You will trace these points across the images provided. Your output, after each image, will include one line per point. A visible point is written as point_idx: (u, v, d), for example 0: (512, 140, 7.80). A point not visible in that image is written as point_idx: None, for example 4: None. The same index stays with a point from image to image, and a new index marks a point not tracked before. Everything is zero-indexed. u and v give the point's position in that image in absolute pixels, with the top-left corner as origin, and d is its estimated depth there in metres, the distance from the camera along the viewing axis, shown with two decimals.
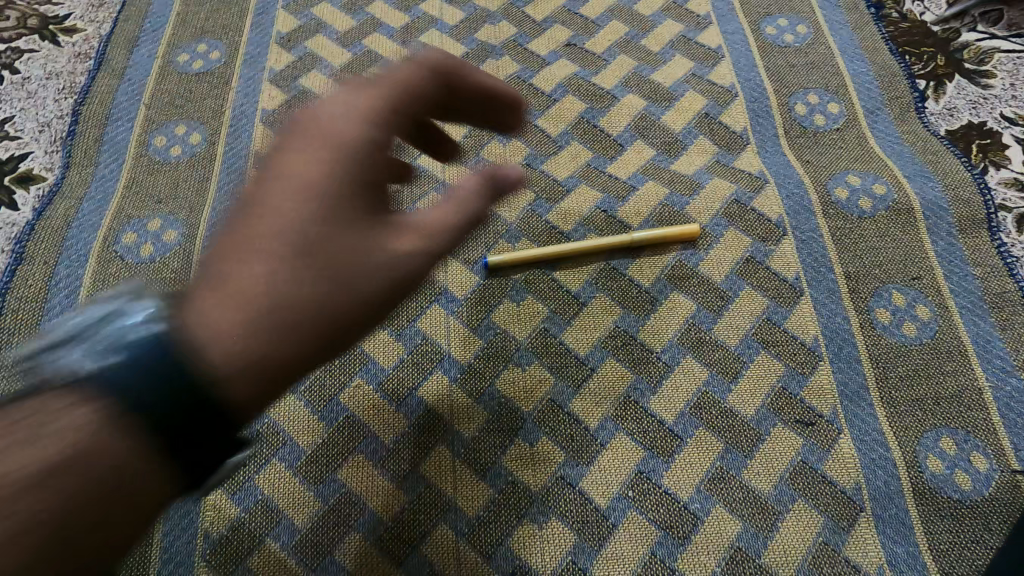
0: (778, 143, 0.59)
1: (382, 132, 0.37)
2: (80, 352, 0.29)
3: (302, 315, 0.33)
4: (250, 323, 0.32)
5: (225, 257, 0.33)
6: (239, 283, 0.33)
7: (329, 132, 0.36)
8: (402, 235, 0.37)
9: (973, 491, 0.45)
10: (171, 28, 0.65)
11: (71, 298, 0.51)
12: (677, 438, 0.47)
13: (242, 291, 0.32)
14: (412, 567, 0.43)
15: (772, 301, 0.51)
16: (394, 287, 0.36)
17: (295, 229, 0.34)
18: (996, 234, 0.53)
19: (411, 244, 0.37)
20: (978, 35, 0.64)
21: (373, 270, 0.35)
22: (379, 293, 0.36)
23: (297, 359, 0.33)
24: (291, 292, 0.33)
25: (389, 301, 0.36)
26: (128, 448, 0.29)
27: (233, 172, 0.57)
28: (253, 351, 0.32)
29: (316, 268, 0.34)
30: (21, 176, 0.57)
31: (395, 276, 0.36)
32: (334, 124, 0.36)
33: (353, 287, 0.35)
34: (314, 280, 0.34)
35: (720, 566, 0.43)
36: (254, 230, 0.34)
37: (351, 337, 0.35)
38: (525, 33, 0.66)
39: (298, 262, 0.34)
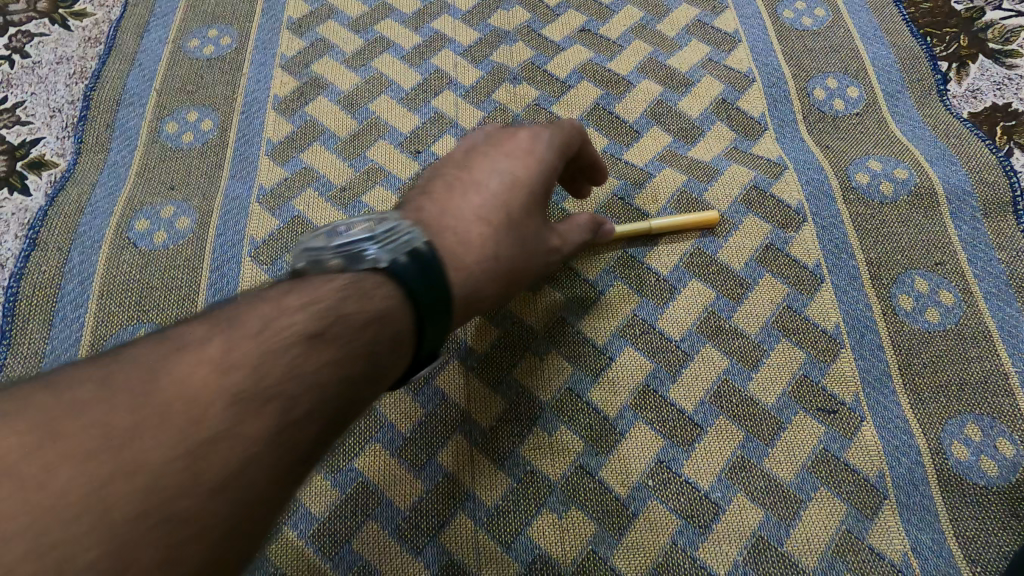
0: (797, 128, 0.58)
1: (563, 153, 0.47)
2: (374, 249, 0.36)
3: (504, 261, 0.42)
4: (478, 265, 0.41)
5: (445, 212, 0.42)
6: (452, 246, 0.40)
7: (532, 156, 0.46)
8: (552, 232, 0.47)
9: (999, 479, 0.44)
10: (182, 13, 0.65)
11: (85, 285, 0.51)
12: (697, 426, 0.46)
13: (463, 243, 0.40)
14: (430, 556, 0.43)
15: (793, 288, 0.51)
16: (534, 267, 0.45)
17: (510, 205, 0.44)
18: (1021, 217, 0.52)
19: (555, 243, 0.47)
20: (1002, 16, 0.63)
21: (534, 245, 0.45)
22: (530, 266, 0.45)
23: (479, 299, 0.41)
24: (498, 249, 0.42)
25: (531, 275, 0.45)
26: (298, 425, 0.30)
27: (245, 159, 0.57)
28: (474, 275, 0.40)
29: (513, 232, 0.43)
30: (33, 161, 0.57)
31: (537, 262, 0.45)
32: (531, 148, 0.46)
33: (525, 257, 0.44)
34: (509, 241, 0.43)
35: (743, 554, 0.43)
36: (478, 207, 0.43)
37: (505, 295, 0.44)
38: (539, 18, 0.65)
39: (501, 229, 0.42)
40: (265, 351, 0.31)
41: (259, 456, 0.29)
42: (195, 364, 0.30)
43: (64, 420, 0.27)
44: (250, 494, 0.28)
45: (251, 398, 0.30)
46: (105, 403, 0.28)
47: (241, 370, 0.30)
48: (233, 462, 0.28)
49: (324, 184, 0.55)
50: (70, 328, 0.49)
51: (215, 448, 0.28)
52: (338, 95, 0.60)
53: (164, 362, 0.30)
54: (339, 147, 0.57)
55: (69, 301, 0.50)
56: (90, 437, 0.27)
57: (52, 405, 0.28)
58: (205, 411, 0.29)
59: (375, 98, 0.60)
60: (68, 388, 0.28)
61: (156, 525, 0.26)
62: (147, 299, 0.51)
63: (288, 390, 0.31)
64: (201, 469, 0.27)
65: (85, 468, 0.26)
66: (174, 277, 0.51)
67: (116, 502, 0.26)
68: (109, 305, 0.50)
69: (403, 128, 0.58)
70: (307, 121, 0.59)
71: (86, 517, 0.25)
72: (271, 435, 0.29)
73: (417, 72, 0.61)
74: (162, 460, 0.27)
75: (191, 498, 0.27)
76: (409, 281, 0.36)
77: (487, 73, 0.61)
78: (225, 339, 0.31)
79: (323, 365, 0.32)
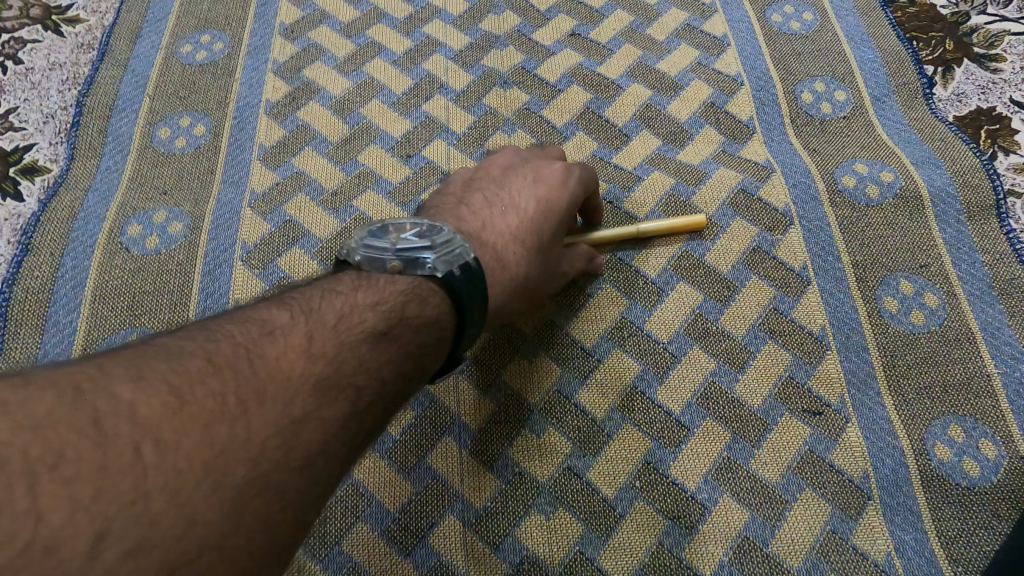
0: (785, 131, 0.59)
1: (585, 189, 0.50)
2: (430, 256, 0.38)
3: (531, 281, 0.45)
4: (508, 283, 0.43)
5: (485, 228, 0.44)
6: (492, 265, 0.43)
7: (565, 188, 0.48)
8: (567, 261, 0.49)
9: (981, 479, 0.44)
10: (174, 19, 0.65)
11: (77, 290, 0.51)
12: (683, 428, 0.47)
13: (501, 260, 0.43)
14: (419, 557, 0.44)
15: (779, 291, 0.51)
16: (548, 290, 0.48)
17: (543, 230, 0.47)
18: (1005, 220, 0.53)
19: (567, 271, 0.49)
20: (988, 20, 0.63)
21: (554, 270, 0.48)
22: (546, 290, 0.48)
23: (501, 315, 0.44)
24: (529, 272, 0.45)
25: (543, 297, 0.48)
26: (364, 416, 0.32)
27: (237, 163, 0.57)
28: (504, 293, 0.43)
29: (542, 255, 0.46)
30: (26, 167, 0.58)
31: (550, 288, 0.48)
32: (564, 179, 0.49)
33: (544, 280, 0.47)
34: (536, 265, 0.45)
35: (728, 554, 0.43)
36: (515, 229, 0.45)
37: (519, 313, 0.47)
38: (529, 22, 0.65)
39: (531, 254, 0.45)
40: (344, 342, 0.33)
41: (341, 439, 0.31)
42: (287, 348, 0.31)
43: (184, 385, 0.28)
44: (331, 473, 0.30)
45: (334, 386, 0.31)
46: (217, 376, 0.29)
47: (325, 361, 0.32)
48: (320, 444, 0.30)
49: (315, 189, 0.56)
50: (62, 332, 0.50)
51: (308, 429, 0.29)
52: (330, 100, 0.60)
53: (261, 342, 0.31)
54: (331, 151, 0.58)
55: (62, 306, 0.51)
56: (207, 406, 0.27)
57: (171, 370, 0.28)
58: (298, 392, 0.30)
59: (367, 103, 0.60)
60: (177, 356, 0.29)
61: (262, 494, 0.27)
62: (139, 303, 0.51)
63: (361, 380, 0.32)
64: (298, 445, 0.29)
65: (207, 434, 0.27)
66: (166, 281, 0.52)
67: (231, 471, 0.27)
68: (101, 309, 0.51)
69: (394, 132, 0.59)
70: (299, 126, 0.59)
71: (209, 482, 0.26)
72: (350, 421, 0.31)
73: (408, 77, 0.62)
74: (269, 433, 0.28)
75: (290, 472, 0.28)
76: (457, 297, 0.37)
77: (477, 78, 0.62)
78: (309, 327, 0.32)
79: (390, 359, 0.34)
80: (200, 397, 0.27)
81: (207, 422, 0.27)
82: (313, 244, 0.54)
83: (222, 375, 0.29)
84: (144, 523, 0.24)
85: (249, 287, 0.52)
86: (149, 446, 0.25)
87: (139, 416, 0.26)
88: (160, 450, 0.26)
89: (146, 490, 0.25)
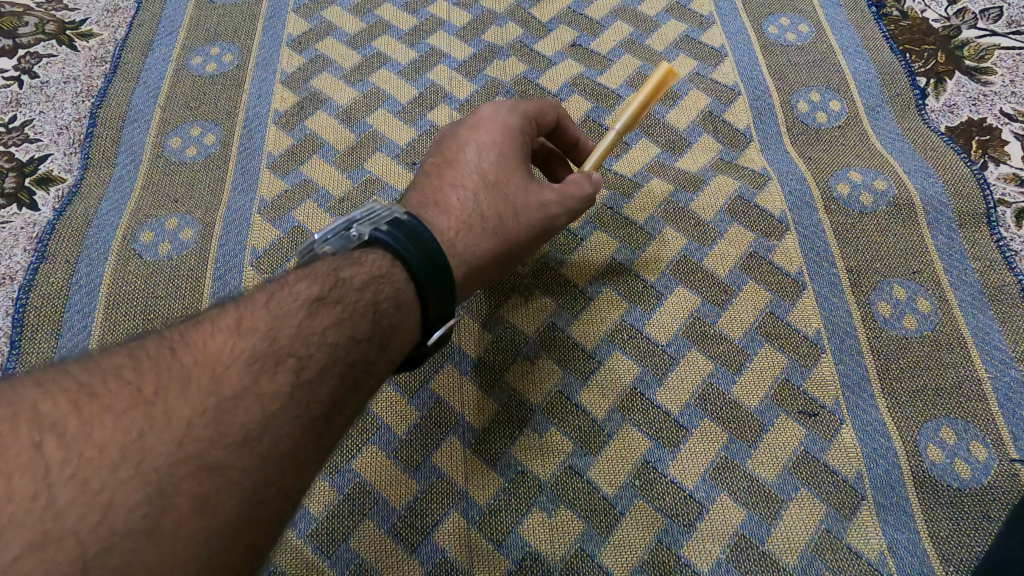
0: (781, 140, 0.60)
1: (532, 118, 0.48)
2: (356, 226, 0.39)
3: (487, 220, 0.44)
4: (461, 231, 0.43)
5: (427, 191, 0.46)
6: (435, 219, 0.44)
7: (497, 121, 0.47)
8: (547, 188, 0.47)
9: (972, 480, 0.46)
10: (185, 32, 0.67)
11: (91, 295, 0.53)
12: (682, 429, 0.48)
13: (444, 211, 0.44)
14: (424, 554, 0.45)
15: (776, 295, 0.53)
16: (533, 224, 0.46)
17: (485, 166, 0.46)
18: (995, 228, 0.54)
19: (550, 197, 0.46)
20: (978, 33, 0.65)
21: (525, 201, 0.46)
22: (526, 222, 0.45)
23: (476, 261, 0.44)
24: (478, 211, 0.44)
25: (532, 233, 0.46)
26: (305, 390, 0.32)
27: (247, 172, 0.59)
28: (462, 240, 0.43)
29: (488, 194, 0.45)
30: (41, 177, 0.59)
31: (535, 220, 0.46)
32: (495, 113, 0.48)
33: (517, 214, 0.45)
34: (489, 205, 0.45)
35: (725, 552, 0.44)
36: (456, 177, 0.46)
37: (508, 257, 0.46)
38: (531, 34, 0.67)
39: (478, 197, 0.45)
40: (275, 319, 0.34)
41: (283, 410, 0.31)
42: (214, 332, 0.33)
43: (97, 383, 0.30)
44: (279, 446, 0.31)
45: (269, 358, 0.32)
46: (133, 369, 0.30)
47: (255, 338, 0.33)
48: (256, 418, 0.31)
49: (323, 196, 0.57)
50: (78, 336, 0.51)
51: (236, 406, 0.30)
52: (337, 110, 0.62)
53: (187, 333, 0.33)
54: (338, 159, 0.59)
55: (77, 311, 0.52)
56: (120, 399, 0.29)
57: (86, 371, 0.30)
58: (224, 371, 0.31)
59: (373, 112, 0.62)
60: (98, 358, 0.31)
61: (190, 474, 0.28)
62: (152, 308, 0.52)
63: (301, 349, 0.33)
64: (229, 424, 0.30)
65: (118, 423, 0.28)
66: (178, 287, 0.53)
67: (149, 454, 0.28)
68: (115, 314, 0.52)
69: (399, 141, 0.60)
70: (307, 135, 0.61)
71: (125, 466, 0.27)
72: (291, 392, 0.32)
73: (413, 87, 0.63)
74: (190, 415, 0.29)
75: (221, 449, 0.29)
76: (396, 248, 0.38)
77: (480, 88, 0.63)
78: (240, 312, 0.34)
79: (332, 324, 0.35)
80: (111, 391, 0.29)
81: (117, 414, 0.29)
82: None
83: (139, 369, 0.30)
84: (50, 515, 0.26)
85: None
86: (52, 441, 0.27)
87: (42, 418, 0.28)
88: (64, 444, 0.27)
89: (51, 482, 0.26)
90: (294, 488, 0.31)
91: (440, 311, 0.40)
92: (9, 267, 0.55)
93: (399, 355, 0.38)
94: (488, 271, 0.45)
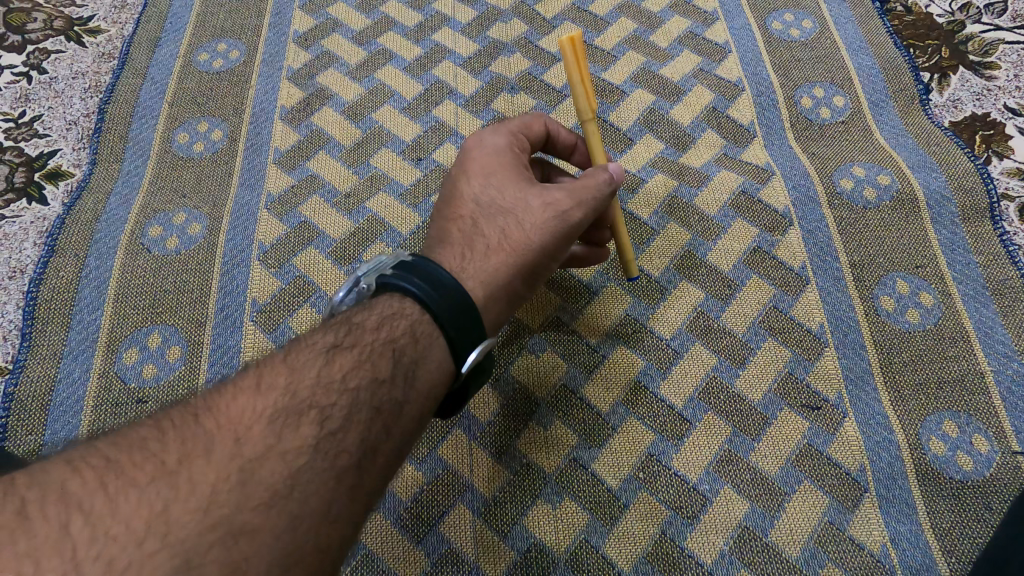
0: (785, 136, 0.60)
1: (517, 139, 0.48)
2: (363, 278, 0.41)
3: (489, 239, 0.44)
4: (468, 256, 0.43)
5: (434, 233, 0.46)
6: (441, 252, 0.44)
7: (484, 147, 0.47)
8: (551, 188, 0.45)
9: (975, 473, 0.46)
10: (192, 28, 0.67)
11: (101, 289, 0.53)
12: (686, 422, 0.48)
13: (447, 244, 0.44)
14: (430, 545, 0.45)
15: (779, 290, 0.53)
16: (544, 228, 0.44)
17: (479, 192, 0.45)
18: (998, 223, 0.54)
19: (558, 196, 0.44)
20: (983, 29, 0.65)
21: (529, 208, 0.44)
22: (535, 229, 0.44)
23: (490, 278, 0.42)
24: (479, 235, 0.44)
25: (548, 236, 0.44)
26: (330, 444, 0.33)
27: (254, 168, 0.59)
28: (471, 265, 0.43)
29: (486, 217, 0.44)
30: (51, 172, 0.60)
31: (545, 224, 0.44)
32: (481, 140, 0.47)
33: (522, 223, 0.44)
34: (491, 224, 0.44)
35: (728, 544, 0.45)
36: (456, 210, 0.46)
37: (531, 270, 0.44)
38: (535, 30, 0.67)
39: (477, 222, 0.44)
40: (295, 375, 0.34)
41: (309, 463, 0.32)
42: (235, 393, 0.33)
43: (123, 458, 0.30)
44: (310, 501, 0.31)
45: (291, 412, 0.33)
46: (159, 440, 0.31)
47: (276, 394, 0.33)
48: (283, 474, 0.31)
49: (329, 191, 0.58)
50: (87, 330, 0.52)
51: (261, 465, 0.31)
52: (343, 105, 0.62)
53: (211, 397, 0.33)
54: (344, 155, 0.60)
55: (87, 304, 0.53)
56: (145, 470, 0.30)
57: (113, 447, 0.31)
58: (248, 432, 0.32)
59: (378, 108, 0.62)
60: (125, 433, 0.31)
61: (218, 541, 0.28)
62: (161, 302, 0.53)
63: (323, 400, 0.34)
64: (256, 484, 0.30)
65: (144, 497, 0.29)
66: (187, 281, 0.54)
67: (176, 525, 0.28)
68: (124, 308, 0.53)
69: (405, 136, 0.61)
70: (313, 131, 0.61)
71: (153, 539, 0.28)
72: (316, 443, 0.32)
73: (418, 83, 0.64)
74: (215, 479, 0.30)
75: (249, 510, 0.30)
76: (404, 286, 0.39)
77: (485, 84, 0.64)
78: (260, 371, 0.35)
79: (350, 370, 0.35)
80: (137, 465, 0.30)
81: (142, 486, 0.29)
82: (328, 245, 0.55)
83: (164, 440, 0.31)
84: None
85: (266, 285, 0.54)
86: (80, 520, 0.28)
87: (69, 496, 0.28)
88: (91, 522, 0.28)
89: (79, 562, 0.27)
90: (330, 542, 0.31)
91: (469, 333, 0.39)
92: (19, 261, 0.55)
93: (430, 394, 0.38)
94: (512, 288, 0.43)
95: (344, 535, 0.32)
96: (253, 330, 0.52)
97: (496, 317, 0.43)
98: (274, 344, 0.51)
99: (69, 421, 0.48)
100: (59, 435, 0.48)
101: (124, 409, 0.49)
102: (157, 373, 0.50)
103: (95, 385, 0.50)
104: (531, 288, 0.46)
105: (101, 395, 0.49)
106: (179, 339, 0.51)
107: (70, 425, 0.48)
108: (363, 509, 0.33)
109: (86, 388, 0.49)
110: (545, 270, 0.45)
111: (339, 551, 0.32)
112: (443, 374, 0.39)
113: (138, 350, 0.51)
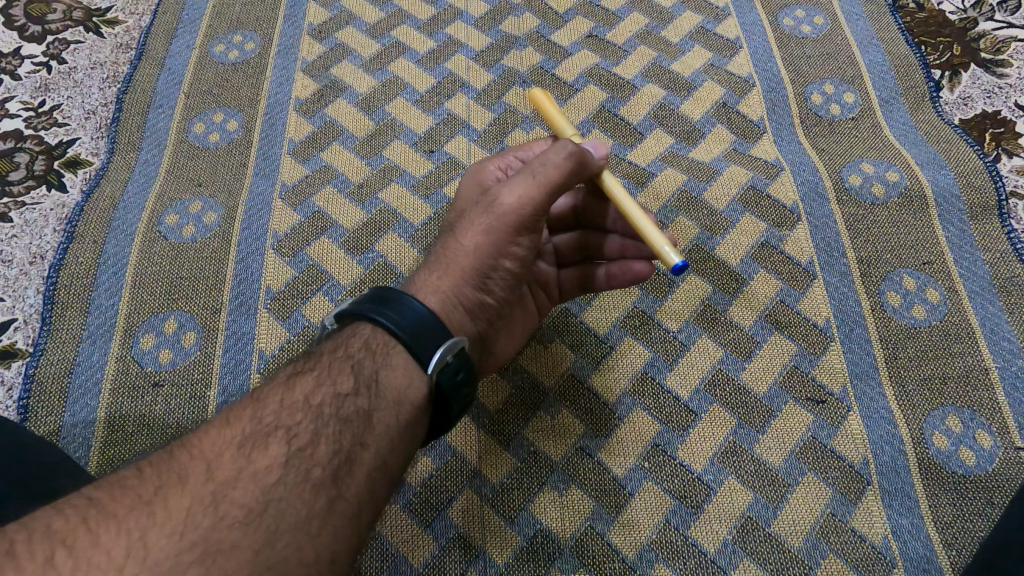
0: (795, 132, 0.61)
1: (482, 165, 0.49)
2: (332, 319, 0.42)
3: (439, 256, 0.44)
4: (421, 275, 0.44)
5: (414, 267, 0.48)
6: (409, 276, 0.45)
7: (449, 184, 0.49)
8: (491, 192, 0.44)
9: (977, 468, 0.46)
10: (209, 19, 0.68)
11: (119, 275, 0.55)
12: (691, 413, 0.49)
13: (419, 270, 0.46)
14: (437, 529, 0.46)
15: (786, 285, 0.53)
16: (480, 229, 0.43)
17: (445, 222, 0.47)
18: (1006, 220, 0.55)
19: (494, 196, 0.44)
20: (995, 26, 0.65)
21: (468, 215, 0.44)
22: (471, 233, 0.43)
23: (438, 285, 0.43)
24: (435, 254, 0.45)
25: (481, 239, 0.43)
26: (299, 460, 0.33)
27: (268, 157, 0.60)
28: (422, 282, 0.43)
29: (444, 238, 0.45)
30: (69, 160, 0.61)
31: (477, 224, 0.43)
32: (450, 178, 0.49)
33: (461, 235, 0.44)
34: (440, 245, 0.45)
35: (732, 533, 0.45)
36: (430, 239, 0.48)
37: (482, 274, 0.43)
38: (548, 25, 0.68)
39: (434, 245, 0.46)
40: (259, 404, 0.35)
41: (281, 479, 0.33)
42: (203, 429, 0.34)
43: (103, 496, 0.31)
44: (286, 516, 0.32)
45: (258, 435, 0.34)
46: (137, 477, 0.32)
47: (241, 424, 0.34)
48: (255, 493, 0.32)
49: (343, 182, 0.59)
50: (105, 315, 0.53)
51: (233, 487, 0.32)
52: (356, 98, 0.63)
53: (185, 435, 0.34)
54: (357, 147, 0.61)
55: (104, 290, 0.54)
56: (125, 504, 0.30)
57: (95, 488, 0.31)
58: (218, 458, 0.33)
59: (391, 100, 0.63)
60: (106, 476, 0.32)
61: (196, 559, 0.29)
62: (177, 289, 0.54)
63: (289, 421, 0.35)
64: (229, 504, 0.31)
65: (123, 526, 0.29)
66: (202, 268, 0.55)
67: (155, 548, 0.29)
68: (141, 294, 0.54)
69: (417, 128, 0.61)
70: (327, 122, 0.62)
71: (132, 563, 0.28)
72: (286, 461, 0.33)
73: (431, 76, 0.64)
74: (190, 504, 0.31)
75: (224, 529, 0.30)
76: (357, 310, 0.39)
77: (497, 77, 0.64)
78: (229, 408, 0.35)
79: (313, 389, 0.36)
80: (116, 500, 0.30)
81: (121, 519, 0.30)
82: (341, 235, 0.56)
83: (141, 475, 0.32)
84: None
85: (280, 274, 0.54)
86: (63, 553, 0.28)
87: (53, 533, 0.29)
88: (74, 553, 0.28)
89: None
90: (316, 554, 0.32)
91: (428, 337, 0.39)
92: (39, 246, 0.57)
93: (402, 399, 0.38)
94: (467, 298, 0.43)
95: (332, 547, 0.33)
96: (266, 318, 0.53)
97: (461, 329, 0.43)
98: (287, 331, 0.52)
99: (87, 404, 0.49)
100: (78, 416, 0.49)
101: (141, 393, 0.50)
102: (173, 357, 0.51)
103: (113, 368, 0.51)
104: (495, 296, 0.44)
105: (119, 378, 0.50)
106: (194, 325, 0.53)
107: (89, 407, 0.49)
108: (349, 520, 0.34)
109: (103, 371, 0.51)
110: (501, 271, 0.44)
111: (331, 563, 0.32)
112: (411, 379, 0.38)
113: (155, 335, 0.52)
